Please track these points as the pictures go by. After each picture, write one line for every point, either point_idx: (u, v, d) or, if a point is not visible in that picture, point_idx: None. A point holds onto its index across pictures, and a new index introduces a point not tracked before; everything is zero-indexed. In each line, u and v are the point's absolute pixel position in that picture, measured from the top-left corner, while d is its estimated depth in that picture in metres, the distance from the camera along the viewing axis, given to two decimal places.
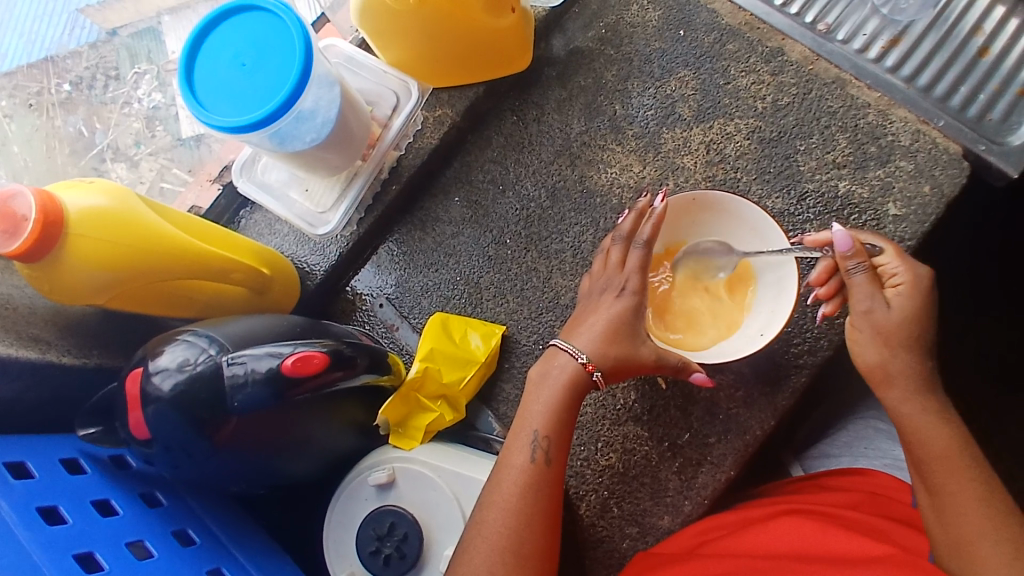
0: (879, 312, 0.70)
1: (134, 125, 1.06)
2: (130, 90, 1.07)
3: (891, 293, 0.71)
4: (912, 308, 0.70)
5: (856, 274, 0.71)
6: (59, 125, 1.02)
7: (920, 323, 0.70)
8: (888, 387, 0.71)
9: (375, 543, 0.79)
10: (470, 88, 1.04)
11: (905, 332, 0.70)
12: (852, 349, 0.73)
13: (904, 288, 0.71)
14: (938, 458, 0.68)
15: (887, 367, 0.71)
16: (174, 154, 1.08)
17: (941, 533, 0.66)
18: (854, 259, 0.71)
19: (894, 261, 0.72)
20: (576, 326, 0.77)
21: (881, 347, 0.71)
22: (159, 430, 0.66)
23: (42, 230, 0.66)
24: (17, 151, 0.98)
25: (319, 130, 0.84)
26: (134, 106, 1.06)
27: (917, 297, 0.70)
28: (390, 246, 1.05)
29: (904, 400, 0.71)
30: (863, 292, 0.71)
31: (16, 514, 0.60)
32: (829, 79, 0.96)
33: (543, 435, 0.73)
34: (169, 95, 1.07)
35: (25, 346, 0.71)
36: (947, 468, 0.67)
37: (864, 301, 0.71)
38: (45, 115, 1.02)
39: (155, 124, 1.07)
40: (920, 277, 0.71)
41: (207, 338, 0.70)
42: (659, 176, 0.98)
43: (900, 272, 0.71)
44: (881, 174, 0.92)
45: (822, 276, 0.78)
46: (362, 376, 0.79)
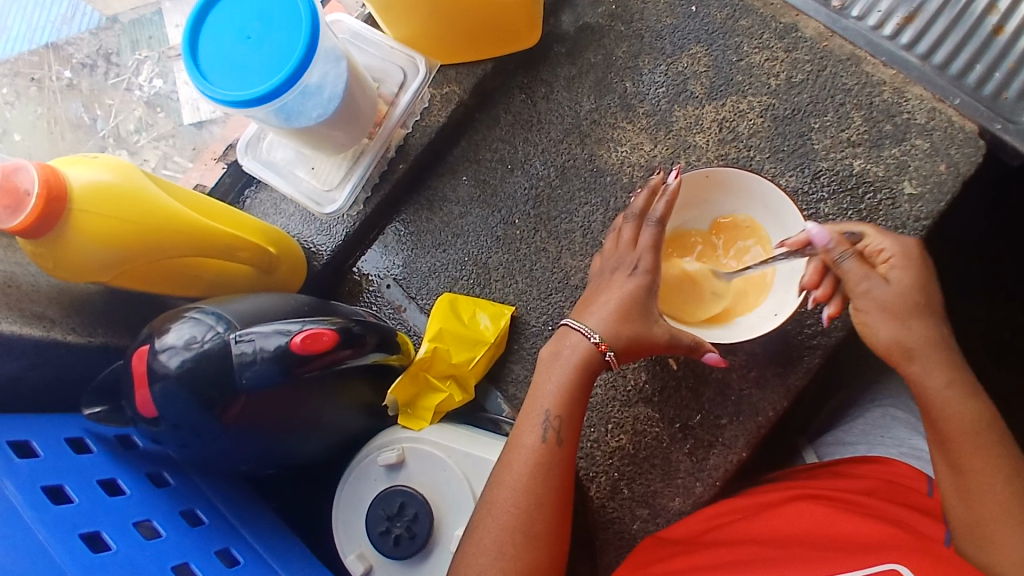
0: (879, 288, 0.69)
1: (136, 112, 1.05)
2: (131, 76, 1.05)
3: (885, 269, 0.70)
4: (910, 277, 0.70)
5: (844, 261, 0.71)
6: (60, 111, 1.01)
7: (924, 290, 0.69)
8: (909, 364, 0.69)
9: (385, 523, 0.78)
10: (478, 65, 1.02)
11: (911, 302, 0.69)
12: (865, 333, 0.71)
13: (896, 259, 0.70)
14: (964, 436, 0.66)
15: (904, 342, 0.69)
16: (178, 138, 1.06)
17: (963, 513, 0.65)
18: (837, 247, 0.71)
19: (876, 239, 0.72)
20: (588, 305, 0.76)
21: (892, 325, 0.69)
22: (166, 408, 0.65)
23: (44, 206, 0.64)
24: (19, 139, 0.97)
25: (325, 106, 0.82)
26: (135, 93, 1.05)
27: (911, 265, 0.70)
28: (397, 226, 1.04)
29: (928, 373, 0.68)
30: (857, 276, 0.70)
31: (21, 493, 0.59)
32: (843, 55, 0.94)
33: (554, 414, 0.72)
34: (170, 83, 1.06)
35: (29, 324, 0.70)
36: (973, 447, 0.66)
37: (862, 282, 0.70)
38: (46, 104, 1.01)
39: (157, 110, 1.06)
40: (907, 247, 0.71)
41: (214, 315, 0.69)
42: (671, 154, 0.97)
43: (886, 246, 0.72)
44: (897, 152, 0.90)
45: (814, 276, 0.74)
46: (371, 355, 0.78)
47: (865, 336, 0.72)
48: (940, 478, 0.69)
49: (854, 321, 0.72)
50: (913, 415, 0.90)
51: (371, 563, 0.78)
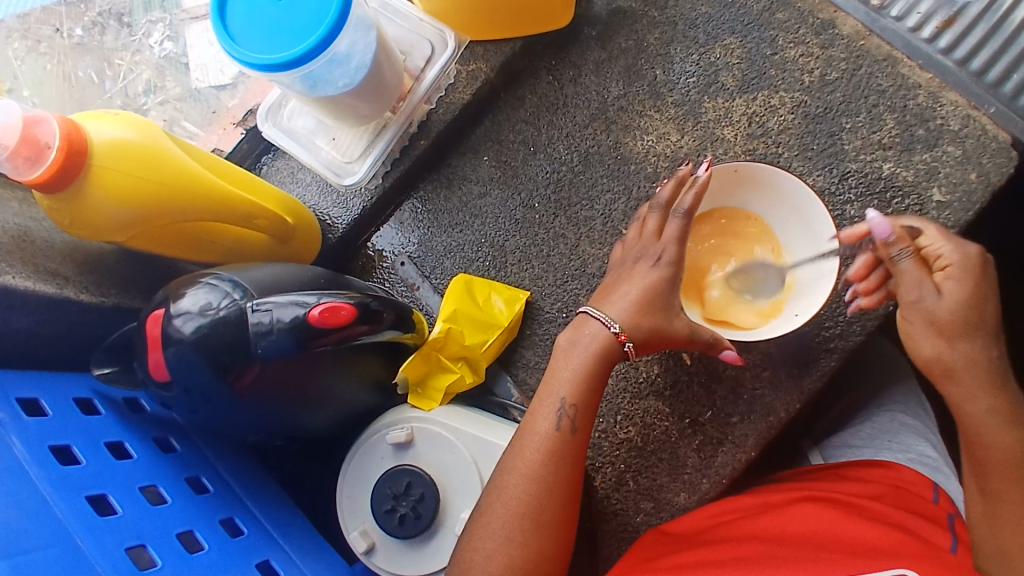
0: (931, 299, 0.68)
1: (145, 73, 1.03)
2: (142, 38, 1.04)
3: (941, 278, 0.68)
4: (964, 291, 0.67)
5: (902, 260, 0.68)
6: (70, 69, 0.99)
7: (976, 307, 0.67)
8: (948, 383, 0.70)
9: (390, 502, 0.77)
10: (506, 43, 1.00)
11: (960, 318, 0.67)
12: (909, 343, 0.71)
13: (954, 269, 0.68)
14: (1000, 466, 0.67)
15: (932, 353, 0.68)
16: (189, 103, 1.04)
17: (990, 538, 0.67)
18: (896, 245, 0.68)
19: (937, 243, 0.69)
20: (609, 293, 0.75)
21: (936, 341, 0.69)
22: (180, 373, 0.64)
23: (65, 159, 0.63)
24: (29, 95, 0.94)
25: (352, 75, 0.80)
26: (145, 54, 1.03)
27: (969, 278, 0.67)
28: (414, 203, 1.03)
29: (968, 399, 0.69)
30: (911, 280, 0.68)
31: (29, 451, 0.58)
32: (880, 55, 0.92)
33: (570, 403, 0.71)
34: (181, 46, 1.04)
35: (42, 281, 0.69)
36: (1010, 477, 0.67)
37: (914, 289, 0.68)
38: (57, 60, 0.98)
39: (166, 74, 1.04)
40: (968, 257, 0.68)
41: (230, 282, 0.68)
42: (698, 146, 0.95)
43: (946, 253, 0.69)
44: (928, 158, 0.88)
45: (862, 270, 0.75)
46: (386, 332, 0.77)
47: (909, 345, 0.72)
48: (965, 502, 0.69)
49: (901, 327, 0.72)
50: (920, 423, 0.89)
51: (373, 541, 0.78)
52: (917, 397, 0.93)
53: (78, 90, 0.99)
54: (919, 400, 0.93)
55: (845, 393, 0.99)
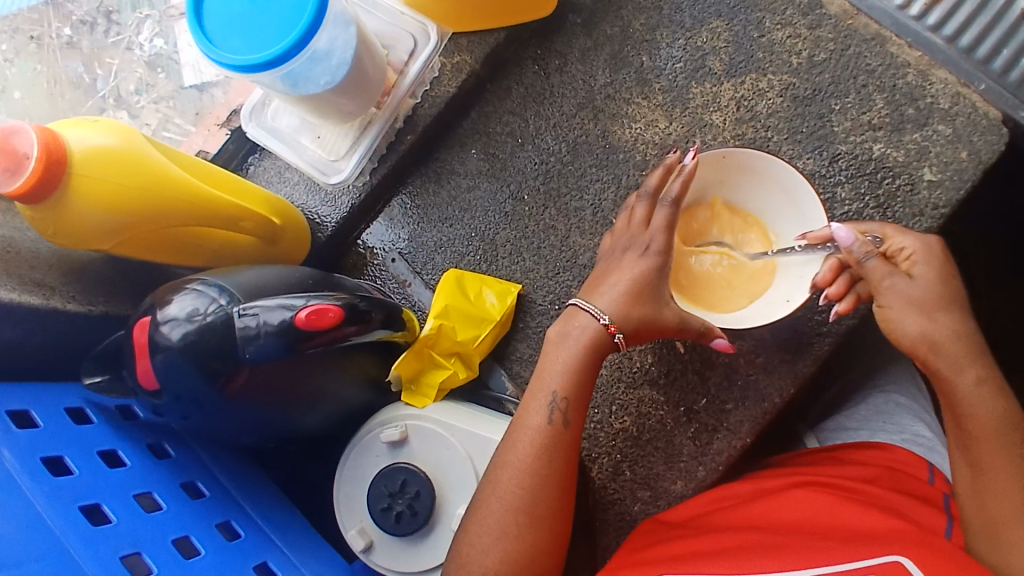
0: (904, 283, 0.68)
1: (136, 72, 1.02)
2: (131, 35, 1.02)
3: (908, 265, 0.69)
4: (933, 273, 0.68)
5: (867, 260, 0.69)
6: (59, 70, 0.98)
7: (948, 285, 0.68)
8: (935, 359, 0.68)
9: (387, 500, 0.77)
10: (491, 34, 0.99)
11: (938, 295, 0.68)
12: (889, 330, 0.69)
13: (918, 256, 0.69)
14: (989, 437, 0.66)
15: (925, 336, 0.67)
16: (179, 100, 1.04)
17: (978, 511, 0.66)
18: (862, 249, 0.68)
19: (898, 239, 0.71)
20: (598, 284, 0.74)
21: (918, 319, 0.68)
22: (169, 380, 0.64)
23: (44, 169, 0.62)
24: (19, 96, 0.94)
25: (333, 73, 0.80)
26: (135, 52, 1.02)
27: (934, 261, 0.69)
28: (403, 198, 1.03)
29: (957, 370, 0.67)
30: (881, 272, 0.69)
31: (20, 463, 0.58)
32: (868, 35, 0.91)
33: (561, 396, 0.71)
34: (172, 43, 1.03)
35: (28, 292, 0.69)
36: (996, 447, 0.66)
37: (886, 278, 0.69)
38: (45, 61, 0.97)
39: (158, 70, 1.03)
40: (929, 245, 0.70)
41: (217, 287, 0.67)
42: (686, 133, 0.94)
43: (908, 245, 0.70)
44: (918, 138, 0.87)
45: (829, 274, 0.74)
46: (376, 332, 0.76)
47: (889, 332, 0.70)
48: (958, 479, 0.69)
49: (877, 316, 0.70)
50: (916, 403, 0.89)
51: (371, 539, 0.78)
52: (912, 378, 0.93)
53: (71, 90, 0.98)
54: (914, 380, 0.93)
55: (841, 375, 0.99)
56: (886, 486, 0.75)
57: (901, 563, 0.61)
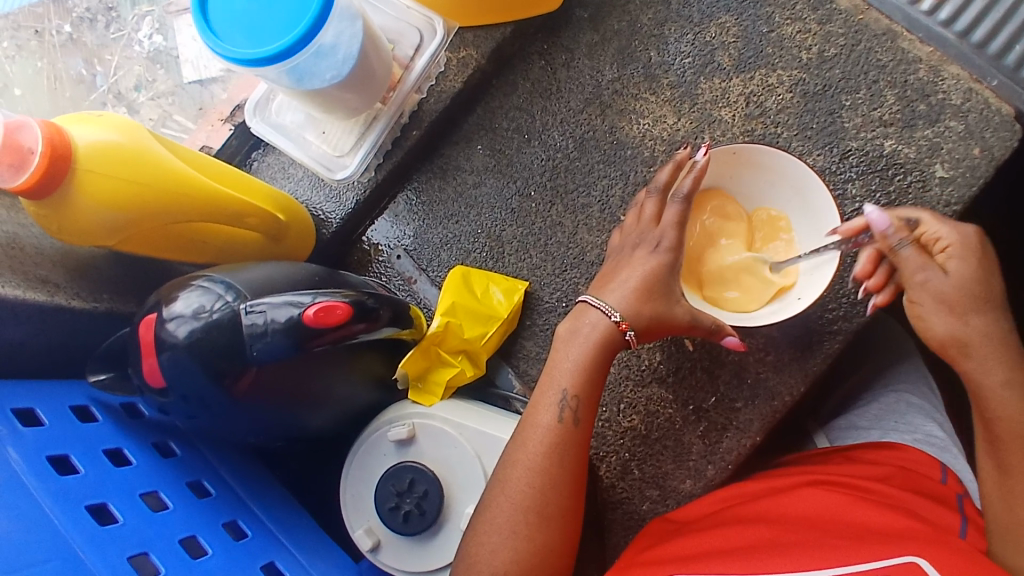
0: (937, 279, 0.67)
1: (136, 68, 1.01)
2: (131, 32, 1.01)
3: (943, 259, 0.68)
4: (969, 269, 0.67)
5: (902, 249, 0.68)
6: (61, 67, 0.97)
7: (984, 283, 0.67)
8: (964, 360, 0.68)
9: (394, 500, 0.77)
10: (497, 28, 0.98)
11: (969, 295, 0.67)
12: (920, 325, 0.70)
13: (955, 249, 0.68)
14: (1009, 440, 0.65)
15: (957, 335, 0.68)
16: (179, 97, 1.03)
17: (1005, 513, 0.66)
18: (895, 235, 0.68)
19: (933, 227, 0.69)
20: (608, 281, 0.73)
21: (948, 318, 0.68)
22: (175, 378, 0.63)
23: (48, 165, 0.61)
24: (20, 94, 0.93)
25: (339, 68, 0.79)
26: (135, 48, 1.01)
27: (971, 256, 0.67)
28: (409, 194, 1.02)
29: None
30: (915, 265, 0.68)
31: (25, 461, 0.58)
32: (879, 30, 0.90)
33: (571, 394, 0.70)
34: (171, 40, 1.02)
35: (32, 288, 0.68)
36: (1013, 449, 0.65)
37: (918, 272, 0.68)
38: (46, 58, 0.96)
39: (157, 67, 1.02)
40: (966, 237, 0.68)
41: (223, 284, 0.66)
42: (695, 129, 0.94)
43: (945, 236, 0.68)
44: (930, 134, 0.86)
45: (868, 266, 0.73)
46: (384, 330, 0.75)
47: (920, 328, 0.71)
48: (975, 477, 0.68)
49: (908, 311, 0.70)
50: (927, 403, 0.88)
51: (378, 539, 0.77)
52: (921, 375, 0.92)
53: (70, 86, 0.97)
54: (924, 379, 0.92)
55: (850, 374, 0.98)
56: (898, 485, 0.74)
57: (916, 563, 0.60)
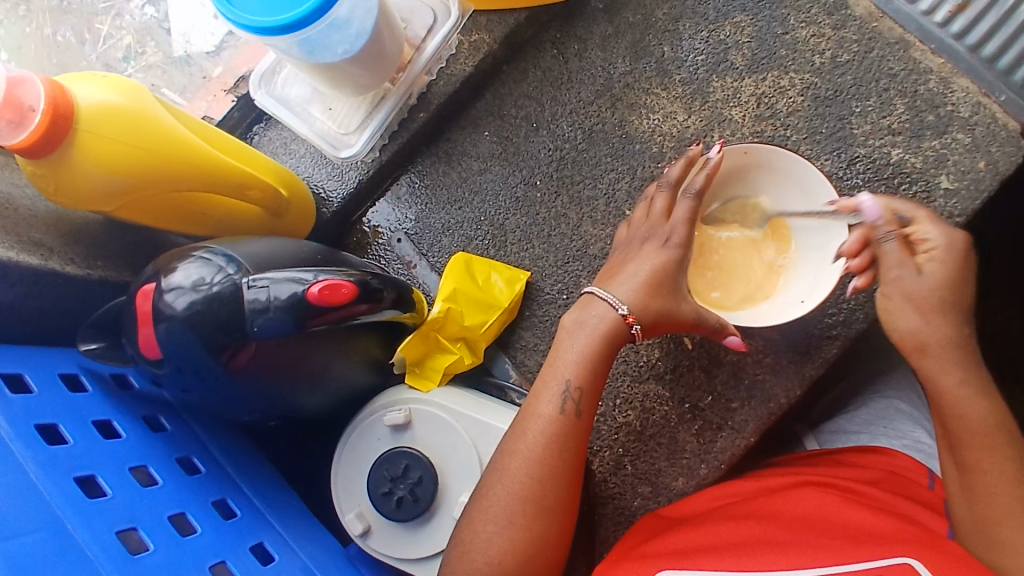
0: (909, 278, 0.68)
1: (126, 39, 0.98)
2: (122, 3, 0.99)
3: (922, 259, 0.68)
4: (944, 274, 0.67)
5: (886, 243, 0.69)
6: (47, 35, 0.95)
7: (955, 289, 0.67)
8: (921, 357, 0.68)
9: (388, 485, 0.76)
10: (511, 14, 0.97)
11: (938, 298, 0.67)
12: (884, 316, 0.71)
13: (938, 252, 0.68)
14: (1008, 447, 0.65)
15: (948, 338, 0.67)
16: (169, 73, 0.99)
17: (967, 510, 0.65)
18: (884, 228, 0.69)
19: (926, 227, 0.69)
20: (615, 274, 0.73)
21: (913, 315, 0.68)
22: (172, 350, 0.61)
23: (49, 123, 0.59)
24: (6, 58, 0.91)
25: (352, 42, 0.77)
26: (125, 19, 0.99)
27: (951, 260, 0.67)
28: (412, 177, 1.00)
29: (965, 380, 0.67)
30: (893, 260, 0.68)
31: (13, 428, 0.56)
32: (892, 39, 0.90)
33: (574, 385, 0.70)
34: (163, 11, 0.99)
35: (26, 251, 0.66)
36: (1010, 455, 0.65)
37: (893, 268, 0.68)
38: (34, 24, 0.94)
39: (147, 41, 0.99)
40: (953, 242, 0.68)
41: (224, 256, 0.64)
42: (705, 126, 0.93)
43: (932, 237, 0.68)
44: (937, 145, 0.87)
45: (855, 247, 0.71)
46: (385, 312, 0.74)
47: (884, 320, 0.71)
48: None
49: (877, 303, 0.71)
50: (916, 409, 0.89)
51: (369, 524, 0.76)
52: (914, 385, 0.92)
53: (60, 51, 0.95)
54: (915, 387, 0.93)
55: (842, 379, 0.98)
56: (885, 488, 0.74)
57: (912, 564, 0.60)
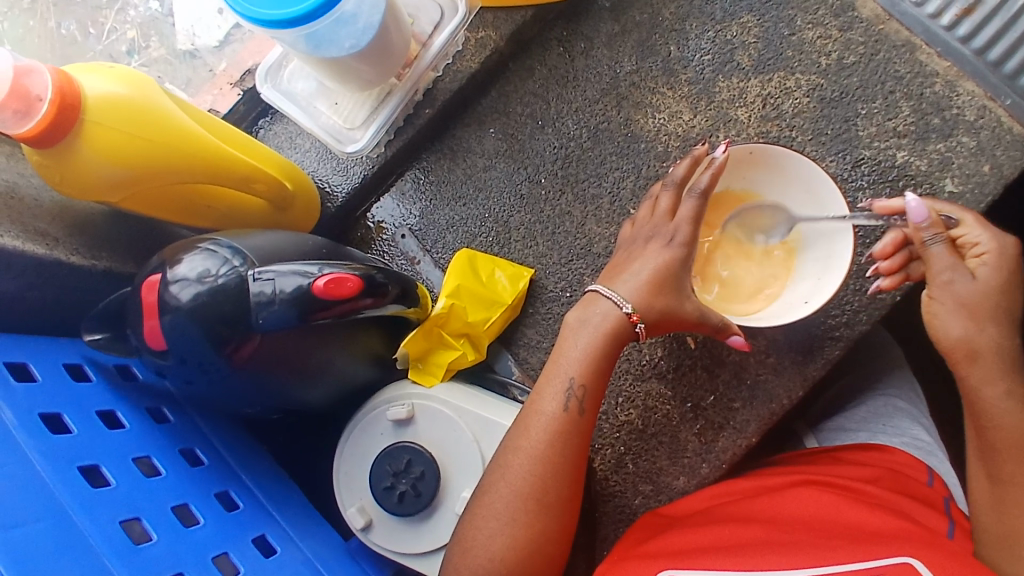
0: (962, 282, 0.67)
1: (129, 33, 0.99)
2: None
3: (975, 264, 0.67)
4: (997, 280, 0.66)
5: (934, 245, 0.67)
6: (51, 27, 0.95)
7: (1006, 294, 0.67)
8: (968, 365, 0.68)
9: (390, 479, 0.76)
10: (518, 11, 0.97)
11: (991, 303, 0.67)
12: (932, 322, 0.70)
13: (990, 257, 0.67)
14: (1011, 449, 0.65)
15: (952, 342, 0.68)
16: (173, 68, 0.98)
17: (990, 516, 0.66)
18: (929, 230, 0.67)
19: (974, 232, 0.68)
20: (619, 272, 0.73)
21: (964, 322, 0.67)
22: (177, 342, 0.61)
23: (56, 114, 0.59)
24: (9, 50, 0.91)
25: (358, 37, 0.77)
26: (129, 13, 0.99)
27: (1004, 267, 0.67)
28: (416, 173, 1.00)
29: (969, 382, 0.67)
30: (943, 263, 0.67)
31: (17, 418, 0.56)
32: (898, 41, 0.90)
33: (578, 382, 0.70)
34: (167, 6, 0.99)
35: (31, 240, 0.66)
36: (1012, 455, 0.65)
37: (945, 272, 0.67)
38: (38, 17, 0.94)
39: (150, 34, 0.99)
40: (1004, 247, 0.67)
41: (229, 248, 0.65)
42: (710, 126, 0.93)
43: (983, 242, 0.67)
44: (942, 148, 0.87)
45: (888, 249, 0.73)
46: (390, 307, 0.74)
47: (930, 326, 0.70)
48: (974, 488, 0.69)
49: (924, 307, 0.70)
50: (915, 408, 0.89)
51: (370, 519, 0.76)
52: (915, 386, 0.93)
53: (65, 44, 0.95)
54: (916, 388, 0.93)
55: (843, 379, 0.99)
56: (883, 485, 0.74)
57: (911, 563, 0.60)
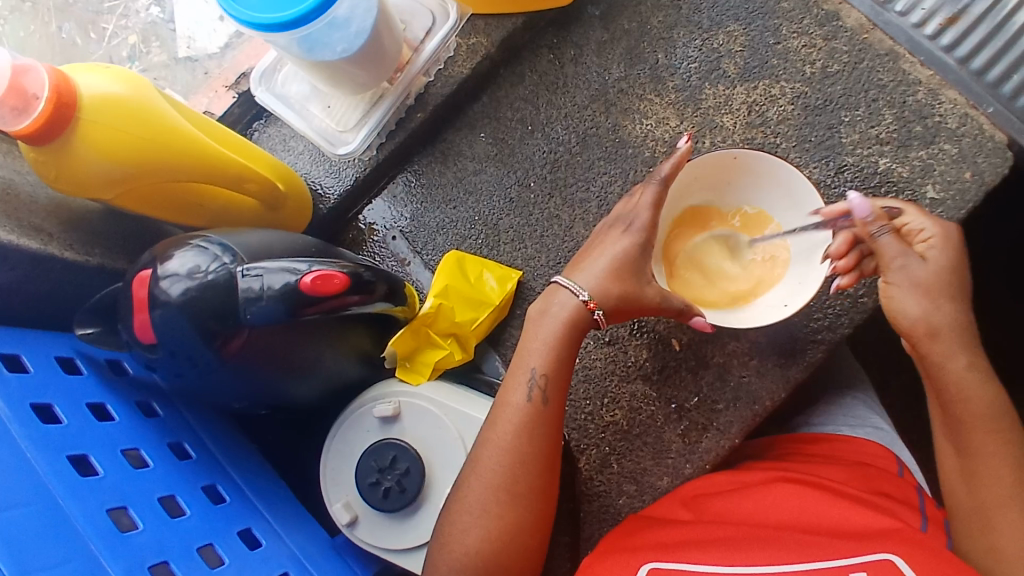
0: (915, 266, 0.68)
1: (130, 38, 1.00)
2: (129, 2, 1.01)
3: (922, 248, 0.69)
4: (947, 260, 0.68)
5: (882, 236, 0.69)
6: (53, 31, 0.97)
7: (958, 274, 0.68)
8: (930, 342, 0.68)
9: (375, 475, 0.77)
10: (509, 18, 0.99)
11: (945, 281, 0.68)
12: (890, 307, 0.70)
13: (936, 240, 0.69)
14: (987, 449, 0.66)
15: (929, 345, 0.69)
16: (171, 71, 1.01)
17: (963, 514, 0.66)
18: (876, 223, 0.69)
19: (917, 219, 0.71)
20: (581, 263, 0.74)
21: (922, 302, 0.68)
22: (166, 336, 0.63)
23: (53, 111, 0.61)
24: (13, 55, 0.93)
25: (350, 41, 0.79)
26: (131, 18, 1.00)
27: (949, 249, 0.69)
28: (408, 176, 1.02)
29: (945, 384, 0.68)
30: (894, 251, 0.69)
31: (9, 408, 0.57)
32: (882, 50, 0.92)
33: (539, 372, 0.71)
34: (168, 12, 1.01)
35: (27, 235, 0.67)
36: (989, 456, 0.66)
37: (897, 259, 0.69)
38: (39, 20, 0.96)
39: (151, 39, 1.01)
40: (948, 231, 0.70)
41: (219, 245, 0.66)
42: (696, 132, 0.95)
43: (927, 227, 0.70)
44: (924, 155, 0.88)
45: (842, 248, 0.74)
46: (376, 304, 0.75)
47: (890, 313, 0.71)
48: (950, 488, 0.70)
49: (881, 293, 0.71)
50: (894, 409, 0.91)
51: (356, 514, 0.77)
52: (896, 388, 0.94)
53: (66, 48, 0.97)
54: None
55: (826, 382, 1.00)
56: (856, 480, 0.75)
57: (892, 561, 0.61)
